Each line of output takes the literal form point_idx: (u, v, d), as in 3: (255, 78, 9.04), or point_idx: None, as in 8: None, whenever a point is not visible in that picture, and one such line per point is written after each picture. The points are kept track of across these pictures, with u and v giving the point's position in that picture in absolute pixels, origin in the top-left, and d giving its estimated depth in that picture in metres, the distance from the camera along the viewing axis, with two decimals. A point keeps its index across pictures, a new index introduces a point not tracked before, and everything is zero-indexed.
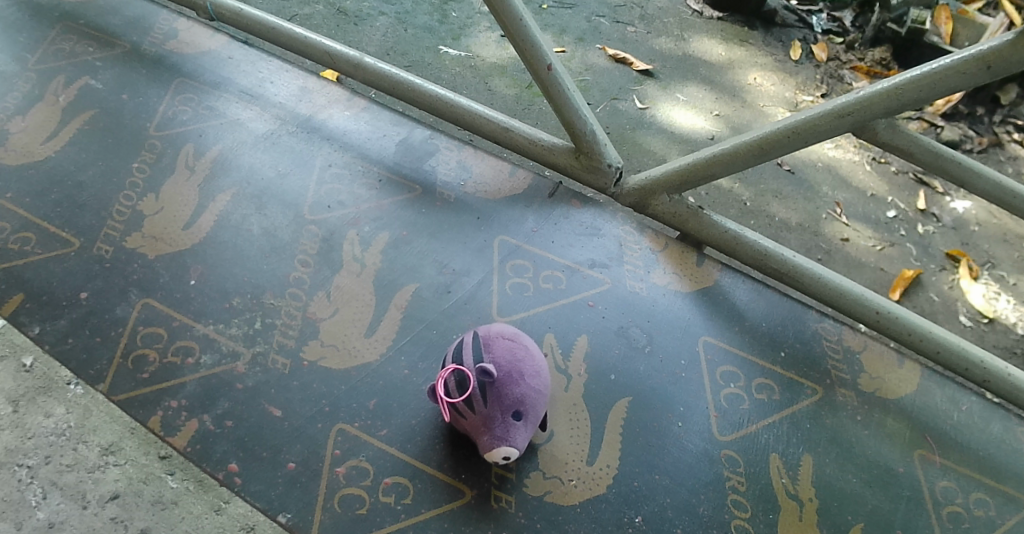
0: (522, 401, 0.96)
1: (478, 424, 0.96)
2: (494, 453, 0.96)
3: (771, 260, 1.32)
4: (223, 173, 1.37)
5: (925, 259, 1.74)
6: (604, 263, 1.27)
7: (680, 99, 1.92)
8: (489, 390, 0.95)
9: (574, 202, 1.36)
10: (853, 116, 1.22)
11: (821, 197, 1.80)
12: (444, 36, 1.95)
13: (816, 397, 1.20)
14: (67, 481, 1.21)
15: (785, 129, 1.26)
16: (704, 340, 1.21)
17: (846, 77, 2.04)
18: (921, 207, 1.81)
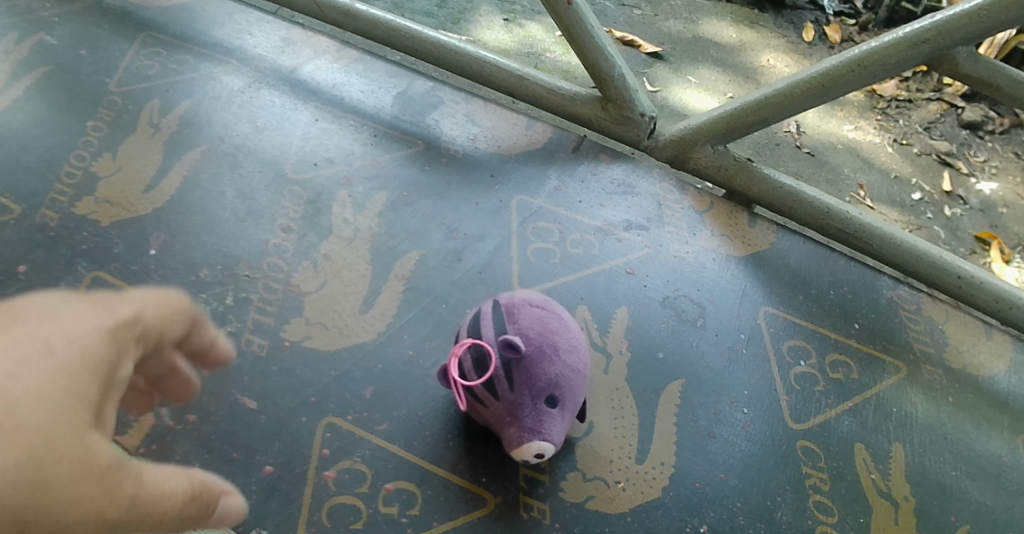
0: (557, 383, 0.76)
1: (503, 413, 0.76)
2: (524, 450, 0.76)
3: (833, 220, 1.12)
4: (193, 132, 1.18)
5: (953, 243, 1.52)
6: (642, 224, 1.08)
7: (691, 82, 1.73)
8: (516, 370, 0.75)
9: (602, 156, 1.17)
10: (930, 44, 1.02)
11: (843, 179, 1.58)
12: (443, 20, 1.73)
13: (900, 375, 1.01)
14: None
15: (850, 62, 1.05)
16: (764, 311, 1.01)
17: None
18: (946, 188, 1.60)
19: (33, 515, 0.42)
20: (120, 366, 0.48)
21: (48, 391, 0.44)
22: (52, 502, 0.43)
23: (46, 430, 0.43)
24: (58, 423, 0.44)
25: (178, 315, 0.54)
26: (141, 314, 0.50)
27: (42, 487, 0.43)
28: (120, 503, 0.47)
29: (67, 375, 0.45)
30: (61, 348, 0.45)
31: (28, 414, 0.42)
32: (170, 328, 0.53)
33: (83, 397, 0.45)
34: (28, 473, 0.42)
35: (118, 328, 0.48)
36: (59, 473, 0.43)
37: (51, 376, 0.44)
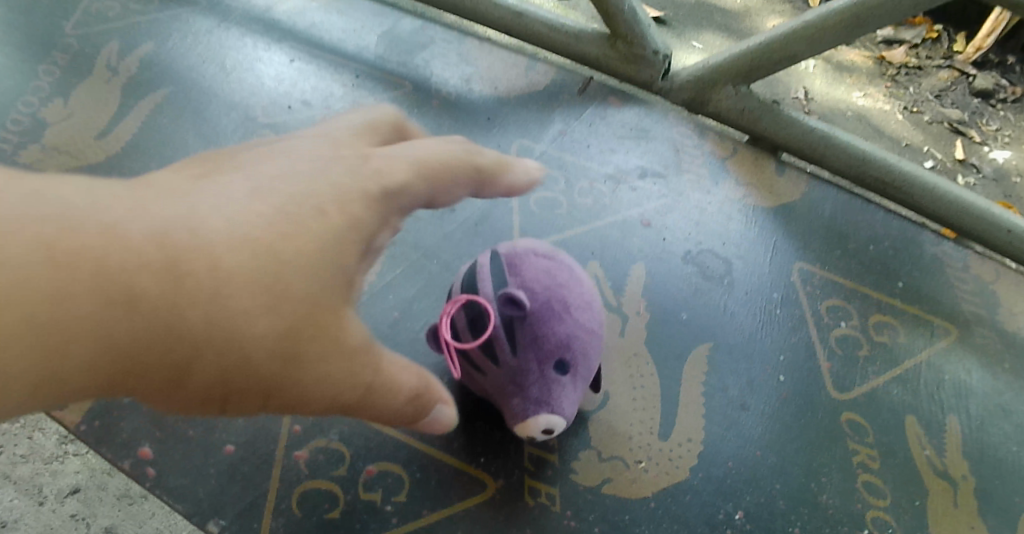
0: (567, 346, 0.65)
1: (505, 382, 0.65)
2: (531, 424, 0.65)
3: (870, 167, 1.00)
4: (154, 76, 1.06)
5: None
6: (658, 172, 0.96)
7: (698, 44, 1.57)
8: (519, 331, 0.64)
9: (612, 99, 1.05)
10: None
11: None
12: None
13: (951, 338, 0.89)
14: (19, 474, 0.83)
15: None
16: (798, 268, 0.89)
17: None
18: (959, 157, 1.37)
19: (287, 373, 0.51)
20: (380, 232, 0.55)
21: (315, 262, 0.51)
22: (305, 366, 0.51)
23: (308, 298, 0.50)
24: (315, 296, 0.50)
25: (456, 185, 0.58)
26: (410, 181, 0.56)
27: (296, 347, 0.50)
28: (355, 382, 0.53)
29: (328, 243, 0.51)
30: (333, 214, 0.52)
31: (293, 281, 0.50)
32: (451, 197, 0.58)
33: (336, 267, 0.52)
34: (281, 341, 0.50)
35: (378, 199, 0.54)
36: (313, 340, 0.51)
37: (314, 247, 0.51)
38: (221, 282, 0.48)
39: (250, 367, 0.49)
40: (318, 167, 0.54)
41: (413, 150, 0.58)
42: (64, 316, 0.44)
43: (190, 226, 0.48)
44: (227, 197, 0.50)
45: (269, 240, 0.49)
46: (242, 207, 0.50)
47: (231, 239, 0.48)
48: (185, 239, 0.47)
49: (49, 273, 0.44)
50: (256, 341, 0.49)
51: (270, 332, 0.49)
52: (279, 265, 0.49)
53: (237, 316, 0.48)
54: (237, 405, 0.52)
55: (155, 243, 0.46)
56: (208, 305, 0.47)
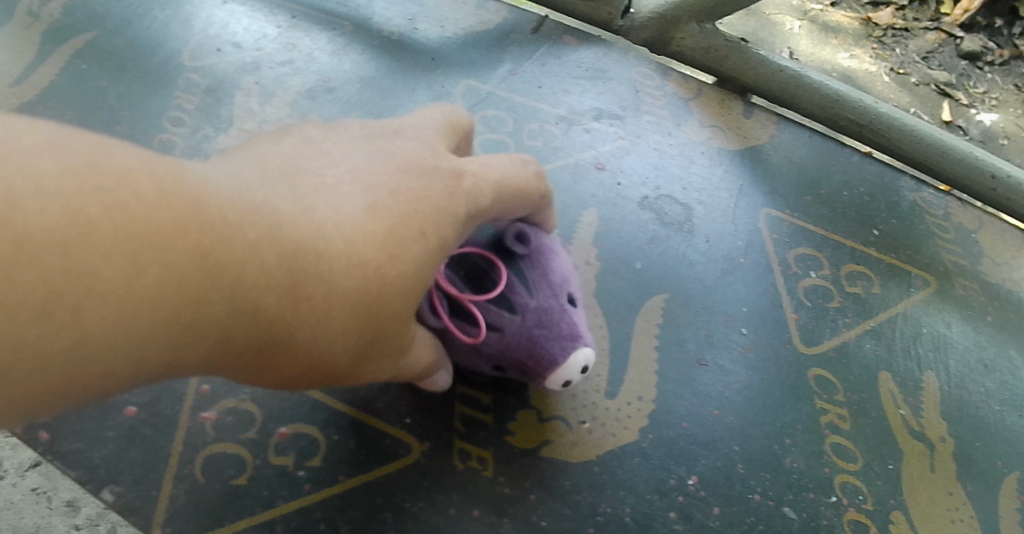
0: (570, 278, 0.62)
1: (531, 325, 0.58)
2: (572, 362, 0.59)
3: (844, 109, 0.94)
4: (75, 18, 0.96)
5: None
6: (615, 113, 0.89)
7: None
8: (527, 270, 0.60)
9: (567, 38, 0.97)
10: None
11: None
12: None
13: (929, 290, 0.83)
14: None
15: None
16: (765, 214, 0.82)
17: None
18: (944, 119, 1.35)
19: (345, 375, 0.48)
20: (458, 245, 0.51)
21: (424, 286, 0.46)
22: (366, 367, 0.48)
23: (397, 319, 0.46)
24: (406, 312, 0.46)
25: (528, 198, 0.56)
26: (498, 195, 0.52)
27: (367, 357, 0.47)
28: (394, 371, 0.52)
29: (430, 270, 0.46)
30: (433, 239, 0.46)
31: (395, 305, 0.45)
32: (522, 207, 0.57)
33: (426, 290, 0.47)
34: (359, 352, 0.46)
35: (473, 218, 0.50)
36: (386, 349, 0.48)
37: (423, 270, 0.46)
38: (335, 307, 0.42)
39: (317, 373, 0.46)
40: (423, 172, 0.48)
41: (500, 165, 0.54)
42: (185, 323, 0.37)
43: (315, 247, 0.41)
44: (348, 202, 0.44)
45: (381, 265, 0.43)
46: (370, 222, 0.44)
47: (353, 254, 0.43)
48: (309, 262, 0.41)
49: (186, 282, 0.36)
50: (341, 353, 0.45)
51: (359, 346, 0.45)
52: (392, 291, 0.44)
53: (333, 334, 0.43)
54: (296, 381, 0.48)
55: (281, 258, 0.40)
56: (316, 325, 0.42)
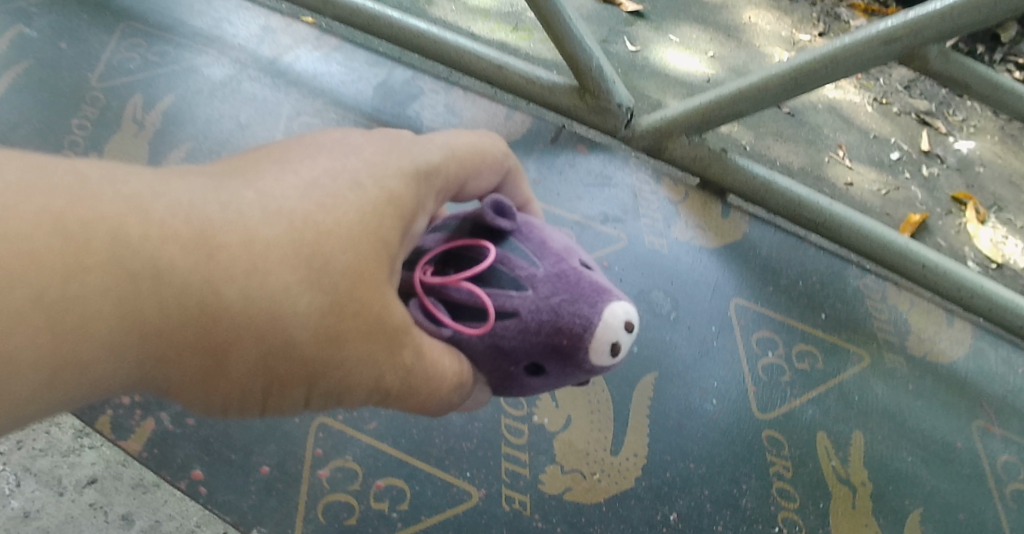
0: (571, 250, 0.68)
1: (548, 293, 0.63)
2: (608, 311, 0.63)
3: (805, 210, 1.14)
4: (175, 126, 1.22)
5: (930, 203, 1.49)
6: (618, 216, 1.12)
7: (671, 40, 1.79)
8: (522, 245, 0.66)
9: (580, 147, 1.20)
10: (902, 42, 1.02)
11: (822, 139, 1.55)
12: None
13: (863, 363, 1.06)
14: (41, 467, 0.86)
15: (822, 57, 1.06)
16: (734, 303, 1.06)
17: (843, 15, 1.93)
18: (924, 148, 1.57)
19: (324, 367, 0.55)
20: (421, 205, 0.60)
21: (360, 241, 0.55)
22: (344, 353, 0.55)
23: (350, 272, 0.54)
24: (356, 275, 0.54)
25: (491, 164, 0.68)
26: (451, 154, 0.63)
27: (334, 338, 0.54)
28: (398, 370, 0.59)
29: (371, 219, 0.56)
30: (367, 188, 0.57)
31: (334, 258, 0.54)
32: (486, 173, 0.68)
33: (379, 243, 0.56)
34: (326, 318, 0.54)
35: (414, 177, 0.60)
36: (351, 332, 0.55)
37: (355, 224, 0.55)
38: (267, 268, 0.51)
39: (290, 366, 0.54)
40: (376, 149, 0.59)
41: (450, 136, 0.65)
42: (96, 305, 0.48)
43: (229, 211, 0.51)
44: (288, 179, 0.55)
45: (308, 216, 0.54)
46: (304, 192, 0.55)
47: (272, 218, 0.52)
48: (217, 219, 0.51)
49: (84, 259, 0.47)
50: (297, 324, 0.53)
51: (315, 318, 0.53)
52: (325, 247, 0.54)
53: (280, 293, 0.52)
54: (291, 393, 0.55)
55: (190, 226, 0.50)
56: (256, 290, 0.51)
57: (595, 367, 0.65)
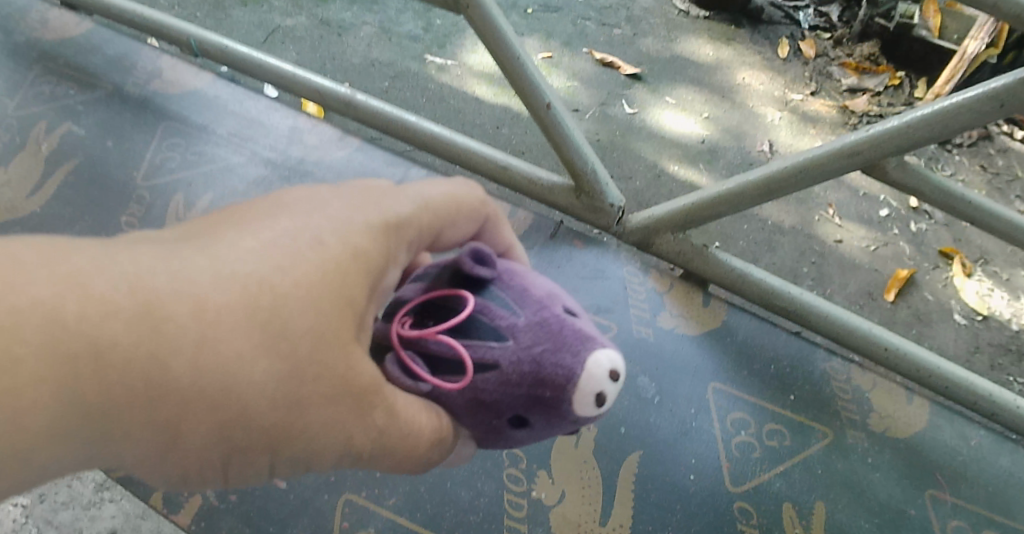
0: (553, 297, 0.82)
1: (527, 341, 0.77)
2: (591, 359, 0.77)
3: (777, 299, 1.30)
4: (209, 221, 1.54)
5: (919, 256, 2.23)
6: (609, 307, 1.28)
7: (668, 102, 2.62)
8: (504, 294, 0.80)
9: (576, 241, 1.34)
10: (863, 155, 1.17)
11: (815, 200, 2.30)
12: (430, 44, 2.61)
13: (828, 440, 1.19)
14: (63, 519, 1.32)
15: (795, 168, 1.21)
16: (712, 387, 1.21)
17: (834, 73, 2.71)
18: (914, 206, 2.31)
19: (289, 427, 0.68)
20: (393, 253, 0.76)
21: (312, 302, 0.68)
22: (308, 412, 0.69)
23: (312, 331, 0.68)
24: (313, 334, 0.68)
25: (467, 214, 0.84)
26: (421, 207, 0.79)
27: (295, 401, 0.68)
28: (372, 430, 0.73)
29: (329, 281, 0.70)
30: (325, 245, 0.71)
31: (290, 322, 0.67)
32: (462, 224, 0.84)
33: (340, 302, 0.70)
34: (285, 378, 0.67)
35: (375, 232, 0.74)
36: (310, 393, 0.68)
37: (306, 285, 0.68)
38: (225, 338, 0.64)
39: (258, 428, 0.67)
40: (332, 220, 0.73)
41: (418, 191, 0.81)
42: (50, 382, 0.59)
43: (189, 283, 0.64)
44: (245, 247, 0.68)
45: (266, 282, 0.67)
46: (260, 259, 0.68)
47: (225, 285, 0.65)
48: (173, 294, 0.63)
49: (33, 327, 0.59)
50: (257, 386, 0.66)
51: (274, 380, 0.66)
52: (284, 313, 0.67)
53: (241, 357, 0.65)
54: (263, 451, 0.69)
55: (149, 303, 0.62)
56: (218, 361, 0.64)
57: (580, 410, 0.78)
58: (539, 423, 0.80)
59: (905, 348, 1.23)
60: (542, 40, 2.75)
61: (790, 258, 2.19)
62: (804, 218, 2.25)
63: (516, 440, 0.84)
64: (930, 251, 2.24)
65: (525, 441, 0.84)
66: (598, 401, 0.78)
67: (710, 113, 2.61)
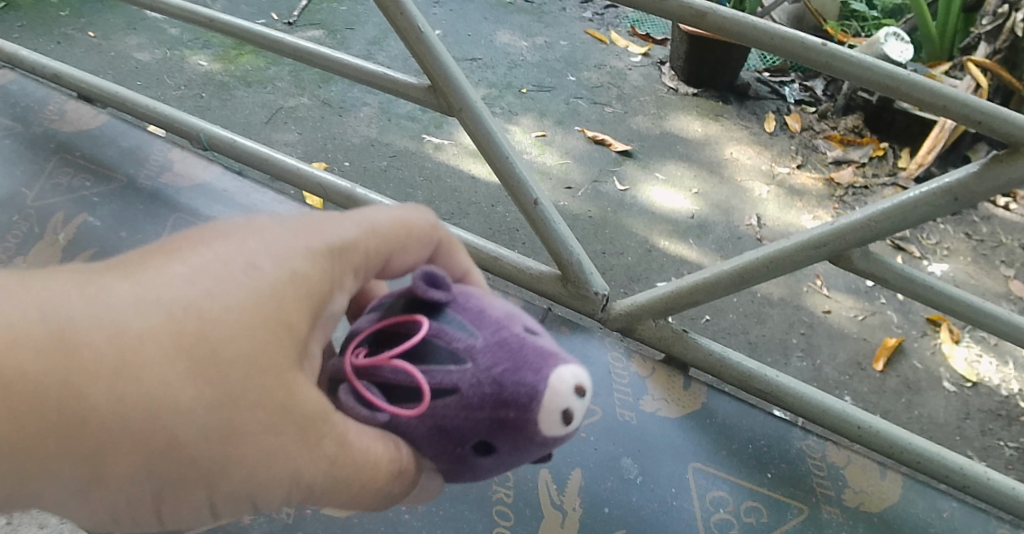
0: (510, 320, 0.86)
1: (484, 365, 0.81)
2: (550, 378, 0.81)
3: (755, 381, 1.37)
4: None
5: (909, 324, 2.43)
6: (594, 392, 1.39)
7: (658, 178, 2.78)
8: (460, 319, 0.84)
9: (564, 328, 1.46)
10: (830, 246, 1.26)
11: (805, 274, 2.52)
12: (428, 125, 2.89)
13: (803, 516, 1.28)
14: None
15: (766, 258, 1.30)
16: (693, 467, 1.32)
17: (822, 145, 3.04)
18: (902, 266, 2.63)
19: (227, 454, 0.72)
20: (335, 280, 0.81)
21: (244, 328, 0.72)
22: (244, 439, 0.72)
23: (243, 357, 0.72)
24: (243, 358, 0.72)
25: (418, 241, 0.89)
26: (366, 234, 0.85)
27: (230, 428, 0.71)
28: (325, 459, 0.78)
29: (261, 306, 0.74)
30: (256, 271, 0.75)
31: (218, 347, 0.71)
32: (412, 250, 0.89)
33: (272, 327, 0.74)
34: (216, 404, 0.71)
35: (309, 260, 0.78)
36: (244, 421, 0.72)
37: (234, 309, 0.72)
38: (149, 366, 0.68)
39: (193, 457, 0.71)
40: (266, 248, 0.78)
41: (366, 219, 0.86)
42: None
43: (114, 315, 0.69)
44: (175, 275, 0.73)
45: (194, 309, 0.71)
46: (190, 286, 0.72)
47: (149, 313, 0.70)
48: (97, 327, 0.68)
49: None
50: (186, 412, 0.70)
51: (205, 406, 0.70)
52: (213, 340, 0.71)
53: (169, 385, 0.69)
54: (205, 481, 0.73)
55: (71, 337, 0.67)
56: (143, 390, 0.68)
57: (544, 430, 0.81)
58: (506, 448, 0.83)
59: (876, 425, 1.30)
60: (536, 119, 2.99)
61: (779, 329, 2.35)
62: (793, 290, 2.46)
63: (485, 469, 0.87)
64: (918, 319, 2.44)
65: (494, 469, 0.87)
66: (565, 417, 0.81)
67: (699, 188, 2.76)
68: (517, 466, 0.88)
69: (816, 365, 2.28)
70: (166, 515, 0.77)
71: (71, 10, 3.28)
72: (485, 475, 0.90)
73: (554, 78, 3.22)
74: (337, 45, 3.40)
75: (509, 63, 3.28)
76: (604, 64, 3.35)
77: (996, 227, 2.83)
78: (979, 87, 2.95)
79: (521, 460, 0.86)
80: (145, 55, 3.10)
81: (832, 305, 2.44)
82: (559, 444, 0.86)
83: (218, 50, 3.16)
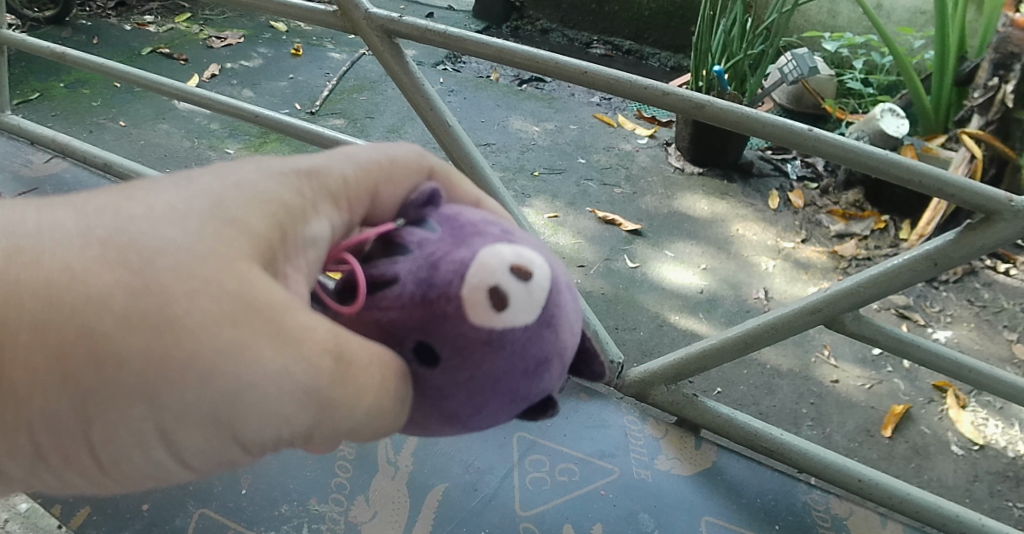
0: (477, 223, 0.81)
1: (428, 252, 0.77)
2: (482, 259, 0.76)
3: (761, 439, 1.47)
4: None
5: (913, 391, 2.53)
6: (612, 453, 1.52)
7: (668, 255, 2.93)
8: (427, 222, 0.81)
9: (582, 395, 1.63)
10: (823, 312, 1.39)
11: (811, 342, 2.65)
12: None
13: None
14: None
15: (767, 324, 1.43)
16: (706, 521, 1.42)
17: (823, 219, 3.20)
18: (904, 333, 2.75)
19: (168, 353, 0.66)
20: (297, 185, 0.80)
21: (179, 222, 0.70)
22: (195, 337, 0.67)
23: (184, 251, 0.69)
24: (178, 250, 0.69)
25: (409, 167, 0.89)
26: (352, 161, 0.86)
27: (164, 320, 0.66)
28: (324, 358, 0.71)
29: (194, 202, 0.73)
30: (194, 183, 0.75)
31: (147, 241, 0.68)
32: (399, 175, 0.88)
33: (211, 221, 0.72)
34: (153, 299, 0.66)
35: (255, 170, 0.79)
36: (181, 312, 0.67)
37: (169, 208, 0.72)
38: (58, 253, 0.67)
39: (122, 356, 0.66)
40: (210, 171, 0.78)
41: (346, 150, 0.88)
42: None
43: (46, 232, 0.68)
44: (108, 194, 0.73)
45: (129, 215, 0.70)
46: (120, 195, 0.72)
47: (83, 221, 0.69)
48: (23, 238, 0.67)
49: None
50: (115, 306, 0.66)
51: (126, 293, 0.66)
52: (134, 232, 0.69)
53: (94, 280, 0.66)
54: (161, 389, 0.67)
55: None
56: (49, 274, 0.65)
57: (486, 318, 0.74)
58: (449, 352, 0.75)
59: (876, 478, 1.40)
60: (547, 201, 3.16)
61: (789, 400, 2.45)
62: (802, 362, 2.57)
63: (460, 401, 0.78)
64: (924, 386, 2.55)
65: (465, 391, 0.77)
66: (496, 299, 0.74)
67: (708, 264, 2.90)
68: (490, 390, 0.77)
69: (826, 432, 2.36)
70: (107, 453, 0.71)
71: (104, 102, 3.56)
72: (469, 411, 0.79)
73: (565, 161, 3.41)
74: (358, 132, 3.61)
75: (521, 147, 3.49)
76: (612, 146, 3.55)
77: (997, 292, 2.96)
78: (973, 158, 3.08)
79: (483, 373, 0.76)
80: (175, 143, 3.32)
81: (840, 375, 2.55)
82: (518, 351, 0.76)
83: (245, 140, 3.39)
